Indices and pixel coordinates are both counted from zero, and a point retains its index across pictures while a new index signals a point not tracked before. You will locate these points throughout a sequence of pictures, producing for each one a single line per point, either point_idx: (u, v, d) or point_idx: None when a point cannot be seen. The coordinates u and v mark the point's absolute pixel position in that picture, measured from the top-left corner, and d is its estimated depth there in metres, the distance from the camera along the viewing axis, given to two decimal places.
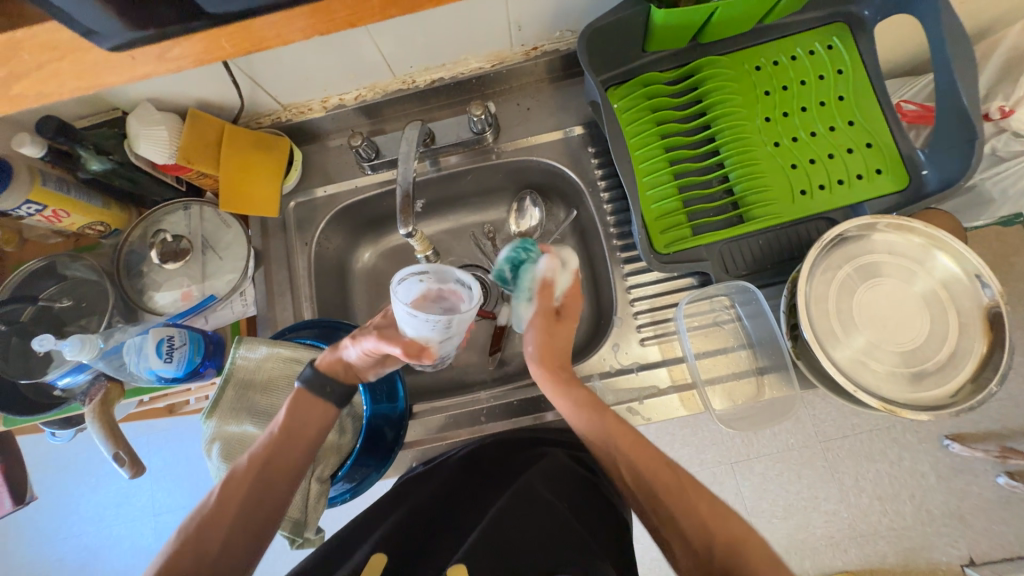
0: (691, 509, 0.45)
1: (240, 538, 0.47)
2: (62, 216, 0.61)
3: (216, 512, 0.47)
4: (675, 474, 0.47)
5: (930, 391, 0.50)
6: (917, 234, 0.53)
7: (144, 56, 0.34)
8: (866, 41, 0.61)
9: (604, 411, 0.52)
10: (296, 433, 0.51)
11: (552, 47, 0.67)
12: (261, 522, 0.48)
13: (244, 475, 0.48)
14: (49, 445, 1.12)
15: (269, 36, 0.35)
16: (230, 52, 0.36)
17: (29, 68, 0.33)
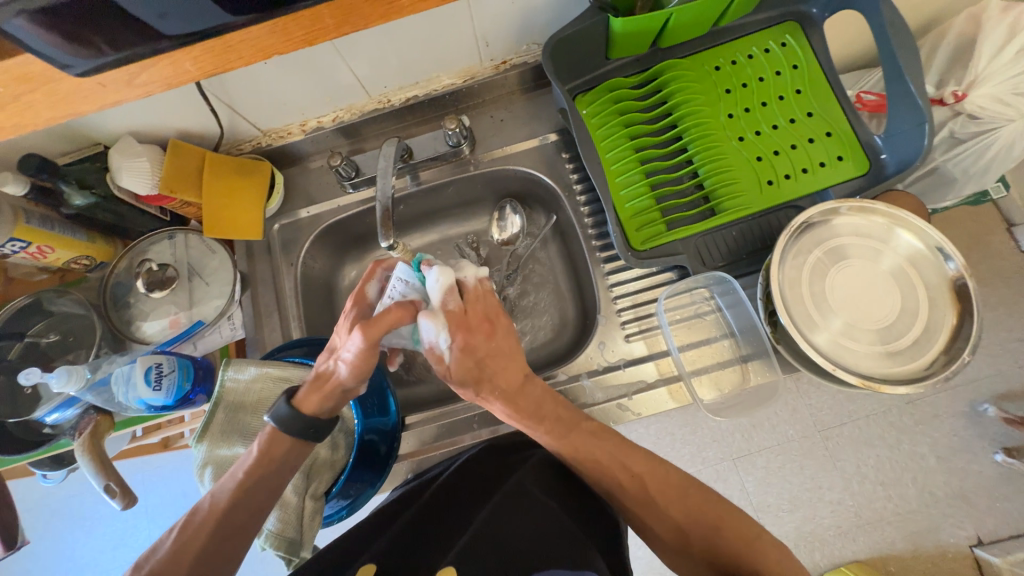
0: (663, 517, 0.50)
1: None
2: (47, 251, 0.62)
3: (179, 549, 0.45)
4: (647, 475, 0.52)
5: (908, 366, 0.51)
6: (878, 215, 0.55)
7: (114, 83, 0.36)
8: (816, 36, 0.64)
9: (575, 428, 0.54)
10: (266, 467, 0.49)
11: (521, 60, 0.69)
12: (224, 552, 0.46)
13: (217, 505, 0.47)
14: (40, 489, 1.10)
15: (232, 58, 0.38)
16: (194, 74, 0.38)
17: (5, 99, 0.34)
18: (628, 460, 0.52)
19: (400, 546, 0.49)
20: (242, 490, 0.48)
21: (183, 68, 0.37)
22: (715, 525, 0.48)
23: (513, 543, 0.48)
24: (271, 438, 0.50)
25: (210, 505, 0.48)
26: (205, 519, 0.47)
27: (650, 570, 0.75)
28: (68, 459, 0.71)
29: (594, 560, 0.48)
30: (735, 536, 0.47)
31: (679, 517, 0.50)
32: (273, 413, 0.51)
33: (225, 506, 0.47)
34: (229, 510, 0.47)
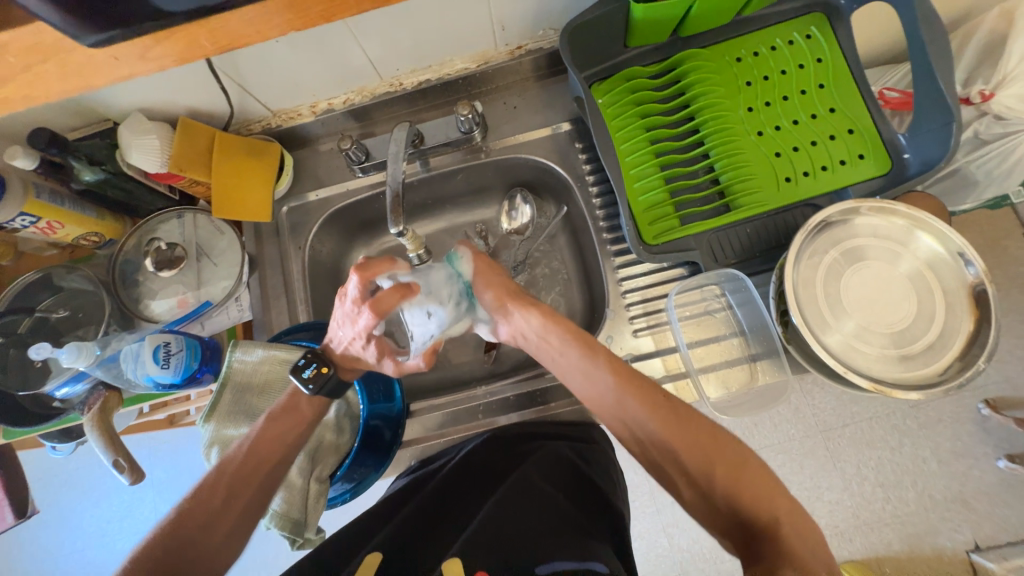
0: (694, 447, 0.45)
1: (239, 532, 0.48)
2: (56, 227, 0.62)
3: (226, 496, 0.48)
4: (669, 409, 0.46)
5: (920, 371, 0.51)
6: (899, 216, 0.54)
7: (127, 57, 0.36)
8: (843, 28, 0.62)
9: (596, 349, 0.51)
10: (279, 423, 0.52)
11: (536, 45, 0.68)
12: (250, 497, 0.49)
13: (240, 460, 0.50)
14: (48, 461, 1.12)
15: (248, 33, 0.37)
16: (209, 50, 0.37)
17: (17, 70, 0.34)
18: (650, 393, 0.47)
19: (406, 533, 0.50)
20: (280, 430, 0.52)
21: (197, 43, 0.36)
22: (738, 467, 0.44)
23: (516, 530, 0.49)
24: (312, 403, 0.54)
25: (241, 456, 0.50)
26: (248, 458, 0.50)
27: (646, 562, 0.76)
28: (76, 432, 0.72)
29: (600, 549, 0.49)
30: (757, 479, 0.43)
31: (704, 463, 0.44)
32: (319, 388, 0.53)
33: (265, 451, 0.51)
34: (260, 468, 0.50)
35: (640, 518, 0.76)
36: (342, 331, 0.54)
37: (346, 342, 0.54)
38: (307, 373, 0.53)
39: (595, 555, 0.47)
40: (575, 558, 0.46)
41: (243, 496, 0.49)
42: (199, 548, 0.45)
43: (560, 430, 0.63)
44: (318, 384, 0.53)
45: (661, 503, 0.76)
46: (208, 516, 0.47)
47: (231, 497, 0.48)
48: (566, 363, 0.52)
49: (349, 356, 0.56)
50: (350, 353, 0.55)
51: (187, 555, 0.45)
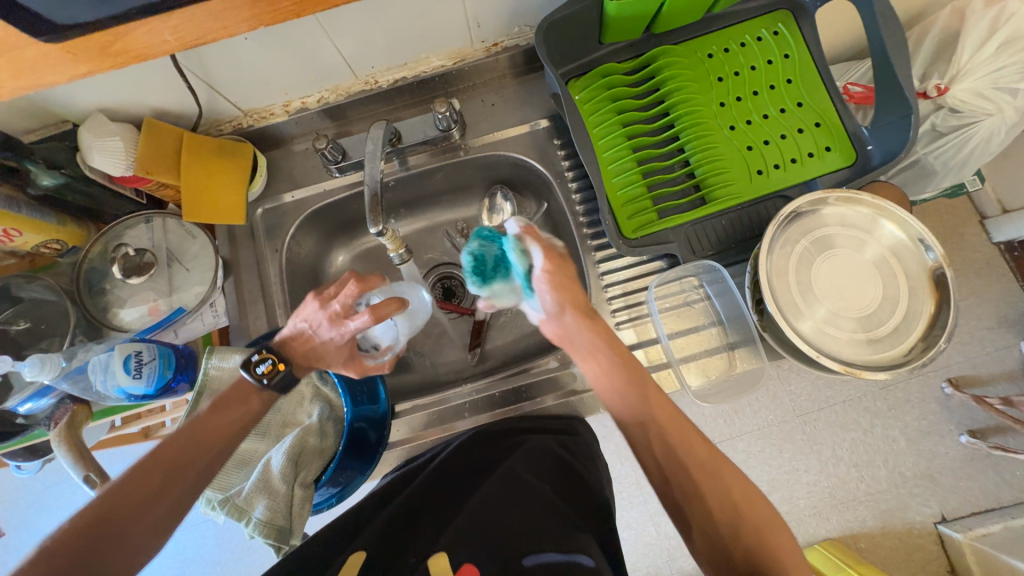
0: (723, 495, 0.43)
1: (168, 523, 0.46)
2: (14, 234, 0.58)
3: (162, 488, 0.45)
4: (705, 451, 0.45)
5: (887, 352, 0.53)
6: (864, 205, 0.56)
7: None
8: (808, 25, 0.64)
9: (645, 383, 0.48)
10: (223, 406, 0.50)
11: (512, 42, 0.68)
12: (185, 488, 0.47)
13: (176, 448, 0.47)
14: (13, 482, 1.07)
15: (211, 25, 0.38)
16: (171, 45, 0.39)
17: None
18: (686, 432, 0.46)
19: (388, 536, 0.50)
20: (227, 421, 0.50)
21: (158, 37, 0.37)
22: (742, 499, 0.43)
23: (502, 526, 0.51)
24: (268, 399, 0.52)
25: (177, 445, 0.47)
26: (191, 450, 0.47)
27: (635, 553, 0.77)
28: (43, 450, 0.69)
29: (583, 540, 0.50)
30: (777, 545, 0.42)
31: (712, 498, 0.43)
32: (268, 383, 0.50)
33: (210, 447, 0.48)
34: (197, 460, 0.48)
35: (628, 509, 0.78)
36: (310, 327, 0.53)
37: (316, 339, 0.53)
38: (261, 368, 0.50)
39: (580, 547, 0.49)
40: (561, 551, 0.48)
41: (177, 486, 0.46)
42: (124, 539, 0.43)
43: (542, 425, 0.63)
44: (273, 377, 0.50)
45: (648, 492, 0.77)
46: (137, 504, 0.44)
47: (166, 484, 0.46)
48: (608, 389, 0.49)
49: (312, 351, 0.53)
50: (312, 349, 0.54)
51: (107, 544, 0.42)
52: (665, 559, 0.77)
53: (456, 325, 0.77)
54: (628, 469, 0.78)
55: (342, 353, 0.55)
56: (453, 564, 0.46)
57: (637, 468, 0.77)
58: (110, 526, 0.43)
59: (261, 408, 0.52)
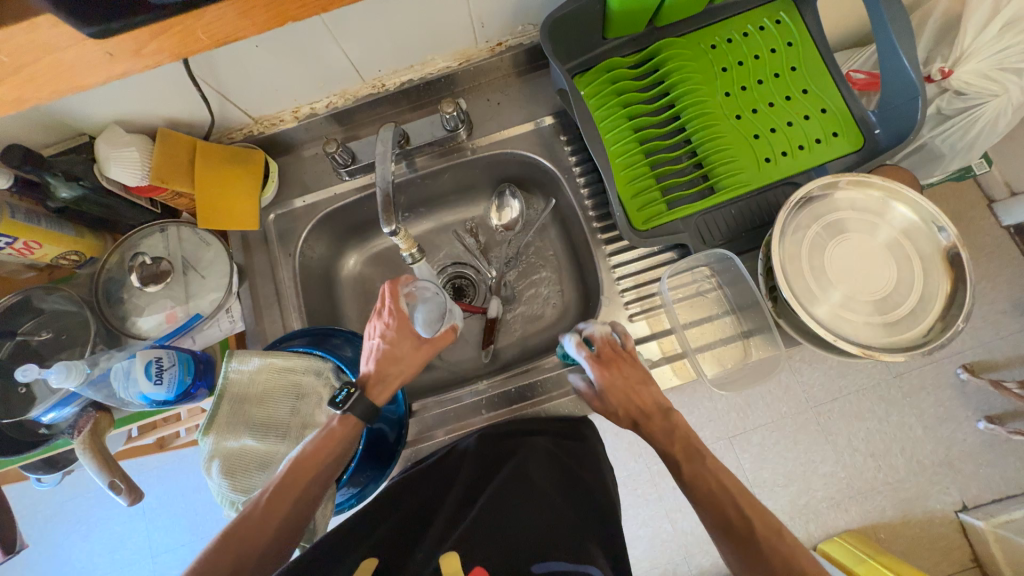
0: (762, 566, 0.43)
1: (275, 553, 0.47)
2: (34, 247, 0.60)
3: (275, 535, 0.47)
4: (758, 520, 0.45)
5: (905, 334, 0.53)
6: (875, 188, 0.56)
7: (121, 54, 0.33)
8: (810, 12, 0.65)
9: (701, 456, 0.50)
10: (319, 446, 0.51)
11: (516, 41, 0.69)
12: (289, 522, 0.48)
13: (280, 487, 0.49)
14: (36, 496, 1.11)
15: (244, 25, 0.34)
16: (206, 44, 0.35)
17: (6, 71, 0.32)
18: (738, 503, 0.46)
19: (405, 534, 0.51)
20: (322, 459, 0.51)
21: (194, 37, 0.34)
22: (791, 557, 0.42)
23: (512, 535, 0.50)
24: (345, 426, 0.53)
25: (278, 482, 0.49)
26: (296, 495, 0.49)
27: (652, 549, 0.77)
28: (61, 461, 0.70)
29: (590, 551, 0.49)
30: None
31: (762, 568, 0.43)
32: (349, 409, 0.52)
33: (312, 488, 0.50)
34: (297, 493, 0.49)
35: (643, 506, 0.77)
36: (371, 344, 0.57)
37: (382, 347, 0.56)
38: (340, 397, 0.53)
39: (588, 559, 0.48)
40: (572, 559, 0.48)
41: (278, 517, 0.48)
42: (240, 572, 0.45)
43: (548, 425, 0.63)
44: (348, 404, 0.53)
45: (662, 489, 0.77)
46: (246, 538, 0.46)
47: (268, 514, 0.48)
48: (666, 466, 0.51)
49: (385, 360, 0.56)
50: (388, 361, 0.56)
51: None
52: (682, 555, 0.76)
53: (468, 324, 0.78)
54: (642, 466, 0.78)
55: (397, 343, 0.57)
56: (465, 565, 0.45)
57: (650, 464, 0.77)
58: (231, 559, 0.45)
59: (343, 434, 0.52)
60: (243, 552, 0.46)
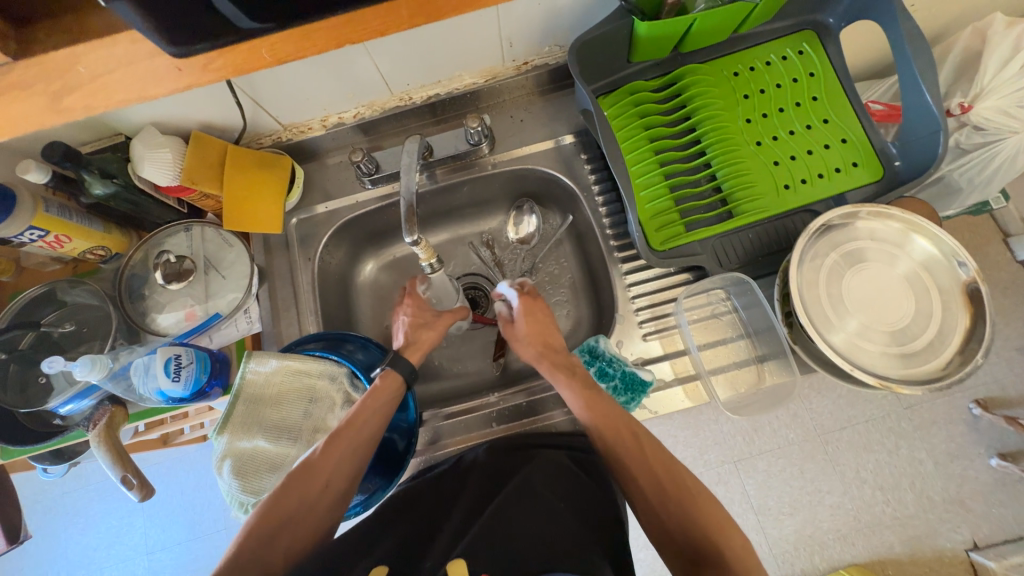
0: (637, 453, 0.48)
1: (336, 497, 0.49)
2: (64, 241, 0.62)
3: (325, 485, 0.48)
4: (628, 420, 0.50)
5: (921, 367, 0.53)
6: (895, 220, 0.56)
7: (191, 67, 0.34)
8: (833, 45, 0.66)
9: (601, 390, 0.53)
10: (374, 400, 0.54)
11: (542, 61, 0.70)
12: (349, 470, 0.50)
13: (341, 435, 0.51)
14: (39, 485, 1.12)
15: (306, 45, 0.35)
16: (268, 62, 0.36)
17: None
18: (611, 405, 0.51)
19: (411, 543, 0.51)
20: (372, 415, 0.53)
21: (259, 54, 0.36)
22: (684, 486, 0.46)
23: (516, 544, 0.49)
24: (387, 381, 0.56)
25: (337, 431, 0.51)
26: (347, 446, 0.50)
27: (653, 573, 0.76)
28: (69, 452, 0.71)
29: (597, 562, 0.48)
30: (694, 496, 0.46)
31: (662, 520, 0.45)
32: (391, 365, 0.57)
33: (363, 443, 0.51)
34: (354, 443, 0.51)
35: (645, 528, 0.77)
36: (400, 324, 0.63)
37: (409, 318, 0.63)
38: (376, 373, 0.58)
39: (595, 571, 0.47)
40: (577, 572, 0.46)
41: (334, 461, 0.49)
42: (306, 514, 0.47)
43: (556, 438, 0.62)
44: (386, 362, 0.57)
45: None
46: (304, 483, 0.47)
47: (326, 459, 0.49)
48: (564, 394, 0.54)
49: (412, 327, 0.62)
50: (418, 329, 0.62)
51: (282, 538, 0.46)
52: None
53: (480, 335, 0.78)
54: None
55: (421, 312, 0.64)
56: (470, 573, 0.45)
57: None
58: (297, 500, 0.47)
59: (391, 390, 0.55)
60: (306, 497, 0.47)
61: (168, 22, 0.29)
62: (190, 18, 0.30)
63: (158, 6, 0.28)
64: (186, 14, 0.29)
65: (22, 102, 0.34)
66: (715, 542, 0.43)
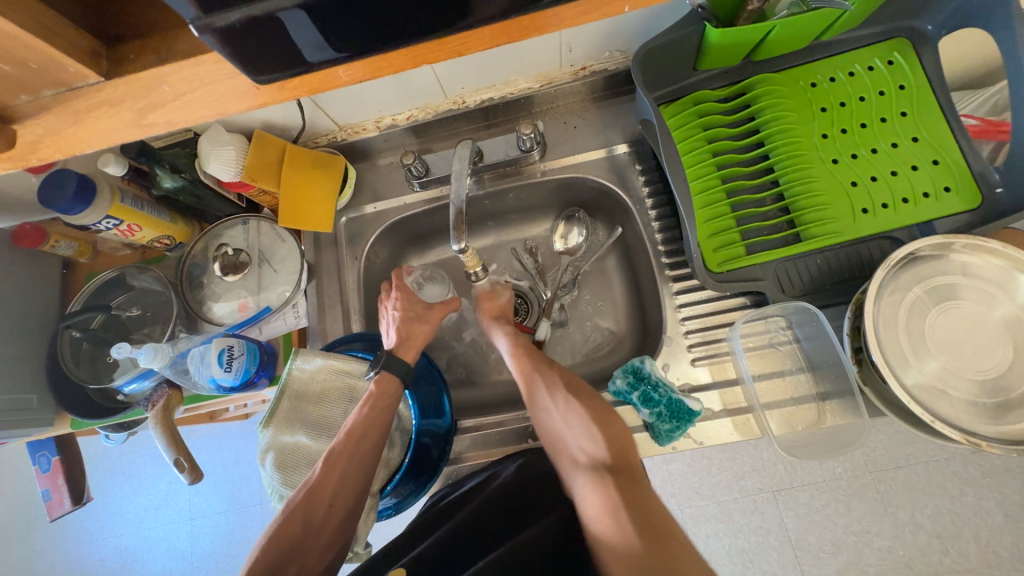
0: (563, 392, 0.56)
1: (345, 510, 0.51)
2: (135, 230, 0.65)
3: (330, 505, 0.50)
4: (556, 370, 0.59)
5: (1017, 425, 0.46)
6: (995, 256, 0.50)
7: (267, 87, 0.33)
8: (930, 54, 0.60)
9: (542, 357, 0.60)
10: (370, 410, 0.55)
11: (601, 66, 0.68)
12: (351, 484, 0.52)
13: (341, 450, 0.52)
14: (101, 446, 1.21)
15: (382, 66, 0.33)
16: (343, 82, 0.34)
17: (168, 98, 0.33)
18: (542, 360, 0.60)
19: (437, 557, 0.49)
20: (370, 427, 0.54)
21: (334, 76, 0.33)
22: (602, 414, 0.54)
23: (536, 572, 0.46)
24: (382, 383, 0.57)
25: (338, 445, 0.53)
26: (347, 463, 0.52)
27: None
28: (129, 424, 0.76)
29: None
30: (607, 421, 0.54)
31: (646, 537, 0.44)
32: (385, 367, 0.58)
33: (362, 458, 0.53)
34: (355, 457, 0.52)
35: None
36: (390, 319, 0.63)
37: (400, 312, 0.63)
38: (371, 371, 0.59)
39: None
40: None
41: (335, 476, 0.51)
42: (314, 534, 0.49)
43: None
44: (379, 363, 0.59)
45: None
46: (308, 503, 0.49)
47: (327, 474, 0.51)
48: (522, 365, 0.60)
49: (401, 322, 0.63)
50: (409, 322, 0.63)
51: (293, 564, 0.47)
52: None
53: None
54: None
55: (407, 306, 0.64)
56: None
57: None
58: (303, 519, 0.49)
59: (388, 390, 0.57)
60: (311, 518, 0.49)
61: (255, 49, 0.29)
62: (275, 43, 0.29)
63: (243, 37, 0.28)
64: (271, 41, 0.29)
65: (107, 118, 0.33)
66: (621, 449, 0.52)
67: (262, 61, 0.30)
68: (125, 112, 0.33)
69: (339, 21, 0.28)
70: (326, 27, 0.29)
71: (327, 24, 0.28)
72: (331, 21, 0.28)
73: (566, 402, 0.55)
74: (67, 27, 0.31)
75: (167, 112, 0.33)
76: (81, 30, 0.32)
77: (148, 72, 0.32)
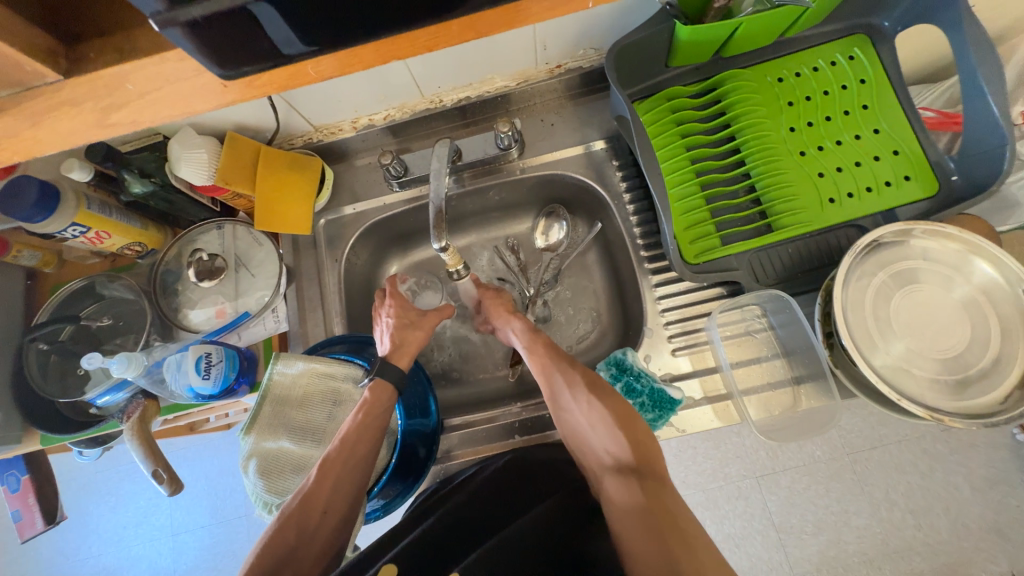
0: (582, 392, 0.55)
1: (338, 517, 0.50)
2: (104, 237, 0.63)
3: (323, 511, 0.49)
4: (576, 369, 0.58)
5: (976, 400, 0.49)
6: (953, 240, 0.53)
7: (235, 84, 0.33)
8: (887, 49, 0.62)
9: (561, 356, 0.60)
10: (364, 416, 0.55)
11: (576, 64, 0.69)
12: (344, 490, 0.51)
13: (334, 456, 0.52)
14: (74, 464, 1.17)
15: (352, 61, 0.34)
16: (313, 77, 0.34)
17: (133, 96, 0.32)
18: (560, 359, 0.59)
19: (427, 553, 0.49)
20: (364, 433, 0.54)
21: (305, 72, 0.33)
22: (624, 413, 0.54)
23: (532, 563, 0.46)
24: (377, 391, 0.57)
25: (332, 451, 0.52)
26: (341, 469, 0.51)
27: None
28: (103, 438, 0.73)
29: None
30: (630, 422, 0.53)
31: (650, 533, 0.44)
32: (379, 374, 0.58)
33: (356, 464, 0.52)
34: (348, 463, 0.52)
35: None
36: (385, 326, 0.64)
37: (394, 320, 0.63)
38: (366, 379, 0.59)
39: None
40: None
41: (328, 483, 0.51)
42: (307, 542, 0.48)
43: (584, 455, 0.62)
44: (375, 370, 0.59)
45: None
46: (301, 510, 0.49)
47: (320, 481, 0.50)
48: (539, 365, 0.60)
49: (396, 330, 0.63)
50: (403, 329, 0.63)
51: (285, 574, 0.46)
52: None
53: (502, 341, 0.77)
54: None
55: (403, 314, 0.64)
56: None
57: None
58: (296, 527, 0.48)
59: (384, 395, 0.57)
60: (303, 525, 0.48)
61: (220, 44, 0.29)
62: (241, 39, 0.29)
63: (208, 33, 0.28)
64: (236, 36, 0.28)
65: (68, 119, 0.33)
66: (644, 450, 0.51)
67: (229, 57, 0.30)
68: (87, 111, 0.32)
69: (306, 17, 0.28)
70: (293, 21, 0.29)
71: (294, 19, 0.28)
72: (298, 17, 0.28)
73: (587, 402, 0.55)
74: (22, 25, 0.30)
75: (132, 111, 0.33)
76: (37, 27, 0.32)
77: (110, 70, 0.31)
